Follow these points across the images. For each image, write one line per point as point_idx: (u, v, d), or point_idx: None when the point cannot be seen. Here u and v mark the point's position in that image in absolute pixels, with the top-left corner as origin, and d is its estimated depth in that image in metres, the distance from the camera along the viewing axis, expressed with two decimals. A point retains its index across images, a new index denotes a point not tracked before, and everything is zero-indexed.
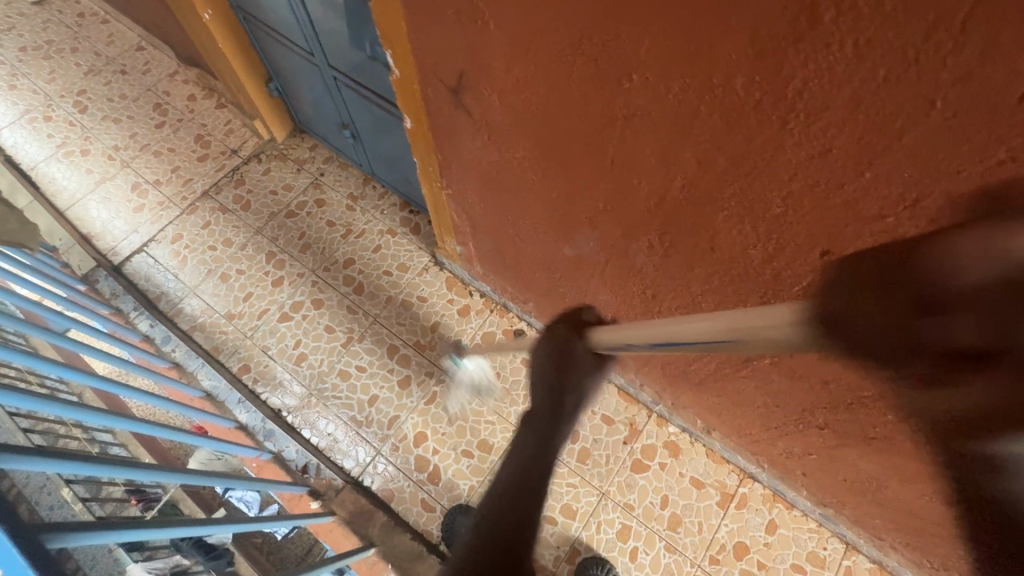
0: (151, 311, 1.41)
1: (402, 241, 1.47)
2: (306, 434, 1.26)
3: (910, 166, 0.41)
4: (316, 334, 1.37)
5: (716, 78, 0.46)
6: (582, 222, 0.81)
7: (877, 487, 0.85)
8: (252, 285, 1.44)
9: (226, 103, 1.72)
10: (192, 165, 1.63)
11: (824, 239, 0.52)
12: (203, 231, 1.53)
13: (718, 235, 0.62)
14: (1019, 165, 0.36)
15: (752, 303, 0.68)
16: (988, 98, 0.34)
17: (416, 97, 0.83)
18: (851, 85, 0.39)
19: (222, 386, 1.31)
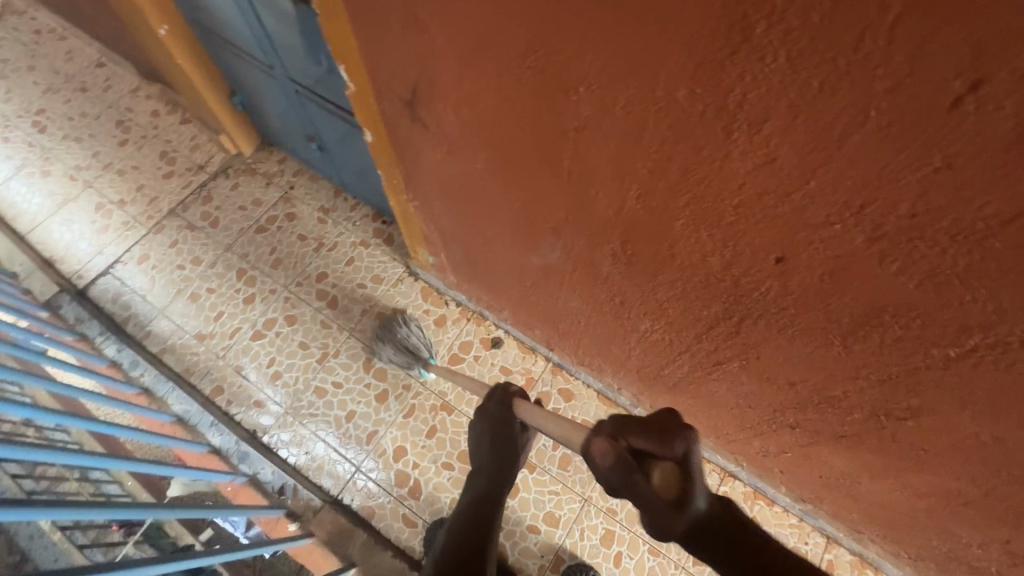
0: (118, 335, 1.37)
1: (376, 253, 1.45)
2: (283, 454, 1.24)
3: (851, 174, 0.41)
4: (291, 351, 1.35)
5: (659, 90, 0.46)
6: (547, 231, 0.80)
7: (850, 482, 0.86)
8: (223, 303, 1.41)
9: (190, 117, 1.68)
10: (158, 182, 1.59)
11: (777, 246, 0.52)
12: (171, 250, 1.49)
13: (677, 243, 0.62)
14: (954, 172, 0.36)
15: (715, 307, 0.68)
16: (920, 107, 0.34)
17: (374, 111, 0.82)
18: (789, 96, 0.39)
19: (194, 409, 1.27)
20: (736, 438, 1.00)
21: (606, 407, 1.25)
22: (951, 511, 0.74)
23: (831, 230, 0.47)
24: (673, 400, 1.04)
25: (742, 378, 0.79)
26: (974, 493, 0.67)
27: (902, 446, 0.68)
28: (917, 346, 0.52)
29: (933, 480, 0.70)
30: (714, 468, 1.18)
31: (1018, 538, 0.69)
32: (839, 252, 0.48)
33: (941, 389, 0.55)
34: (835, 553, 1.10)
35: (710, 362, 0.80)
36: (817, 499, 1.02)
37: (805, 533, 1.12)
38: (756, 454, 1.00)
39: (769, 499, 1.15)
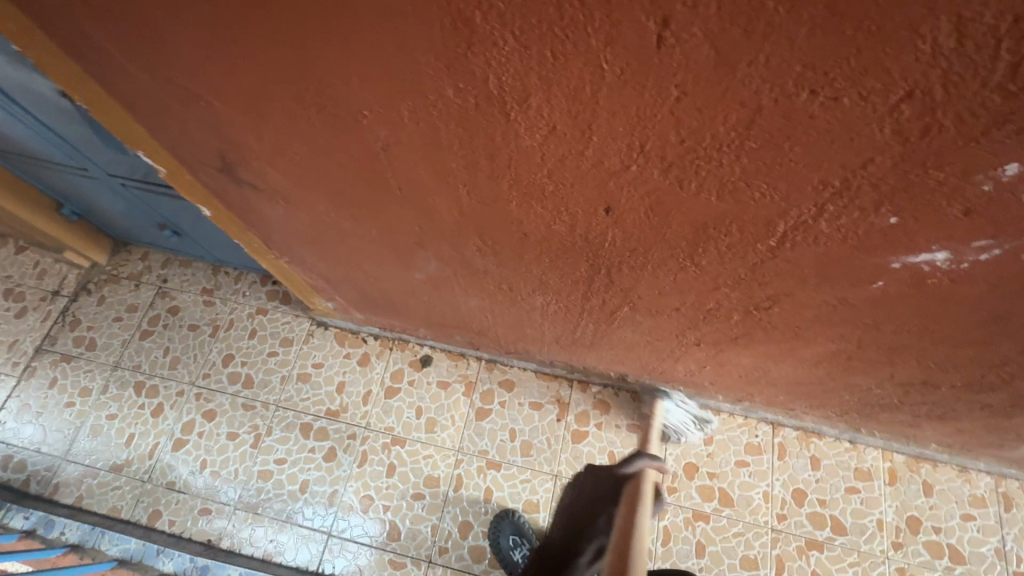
0: (20, 503, 1.22)
1: (276, 316, 1.39)
2: (247, 552, 1.18)
3: (619, 120, 0.44)
4: (221, 446, 1.27)
5: (431, 94, 0.46)
6: (412, 247, 0.80)
7: (763, 372, 0.93)
8: (130, 425, 1.30)
9: (25, 243, 1.50)
10: (10, 325, 1.42)
11: (601, 199, 0.55)
12: (52, 389, 1.35)
13: (523, 222, 0.63)
14: (690, 97, 0.39)
15: (585, 267, 0.71)
16: (637, 51, 0.37)
17: (196, 185, 0.78)
18: (534, 70, 0.40)
19: (134, 545, 1.17)
20: (665, 369, 1.05)
21: (548, 382, 1.28)
22: (843, 367, 0.82)
23: (631, 172, 0.50)
24: (598, 355, 1.07)
25: (638, 318, 0.83)
26: (850, 347, 0.75)
27: (780, 329, 0.74)
28: (745, 247, 0.56)
29: (817, 348, 0.78)
30: None
31: (898, 370, 0.78)
32: (648, 189, 0.51)
33: (782, 274, 0.60)
34: (783, 435, 1.20)
35: (608, 314, 0.84)
36: (750, 396, 1.10)
37: (753, 427, 1.21)
38: (686, 376, 1.06)
39: (715, 410, 1.23)
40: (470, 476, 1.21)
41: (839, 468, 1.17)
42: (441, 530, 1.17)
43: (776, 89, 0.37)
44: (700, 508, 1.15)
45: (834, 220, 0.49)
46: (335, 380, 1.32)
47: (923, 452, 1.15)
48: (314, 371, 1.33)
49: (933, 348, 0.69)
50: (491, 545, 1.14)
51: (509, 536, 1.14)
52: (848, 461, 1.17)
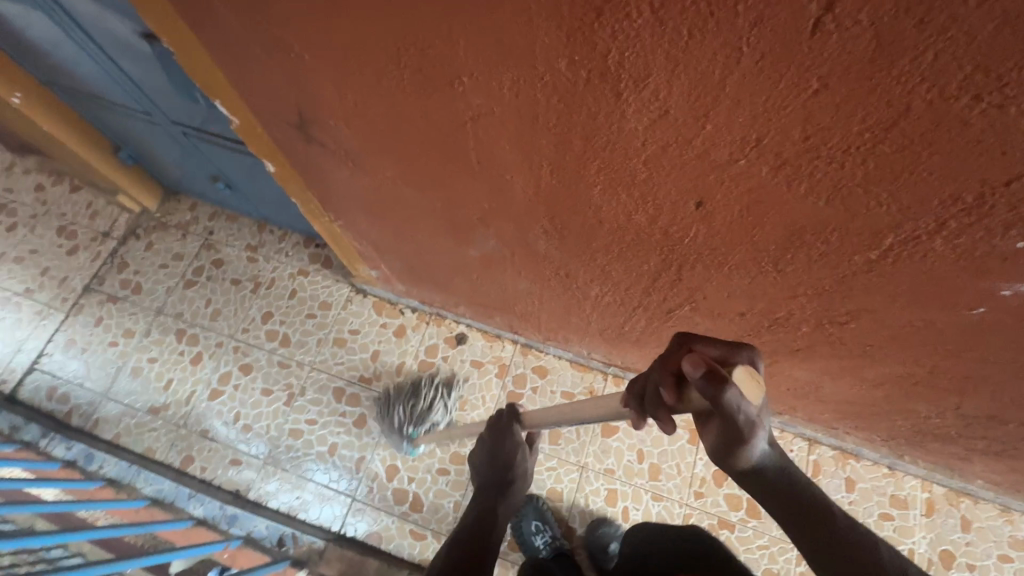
0: (63, 432, 1.27)
1: (317, 279, 1.40)
2: (274, 506, 1.21)
3: (740, 109, 0.41)
4: (255, 400, 1.29)
5: (540, 65, 0.44)
6: (475, 223, 0.79)
7: (816, 388, 0.91)
8: (169, 370, 1.33)
9: (80, 183, 1.53)
10: (61, 262, 1.46)
11: (694, 192, 0.52)
12: (97, 328, 1.39)
13: (600, 209, 0.61)
14: (831, 90, 0.37)
15: (654, 262, 0.69)
16: (787, 34, 0.34)
17: (266, 140, 0.78)
18: (662, 48, 0.38)
19: (167, 486, 1.21)
20: None
21: (582, 373, 1.27)
22: (905, 392, 0.79)
23: (736, 167, 0.47)
24: (641, 352, 1.05)
25: (696, 319, 0.81)
26: (921, 372, 0.71)
27: (849, 346, 0.71)
28: (840, 257, 0.54)
29: (884, 369, 0.75)
30: None
31: (966, 401, 0.75)
32: (750, 187, 0.49)
33: (871, 289, 0.57)
34: (819, 452, 1.17)
35: (665, 312, 0.82)
36: (792, 410, 1.07)
37: (789, 441, 1.18)
38: None
39: None
40: None
41: (874, 492, 1.14)
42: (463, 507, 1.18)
43: (933, 89, 0.34)
44: (725, 516, 1.14)
45: (951, 239, 0.46)
46: (370, 348, 1.33)
47: (966, 486, 1.11)
48: (350, 337, 1.34)
49: (1016, 383, 0.65)
50: (512, 528, 1.14)
51: (531, 521, 1.13)
52: (885, 487, 1.14)
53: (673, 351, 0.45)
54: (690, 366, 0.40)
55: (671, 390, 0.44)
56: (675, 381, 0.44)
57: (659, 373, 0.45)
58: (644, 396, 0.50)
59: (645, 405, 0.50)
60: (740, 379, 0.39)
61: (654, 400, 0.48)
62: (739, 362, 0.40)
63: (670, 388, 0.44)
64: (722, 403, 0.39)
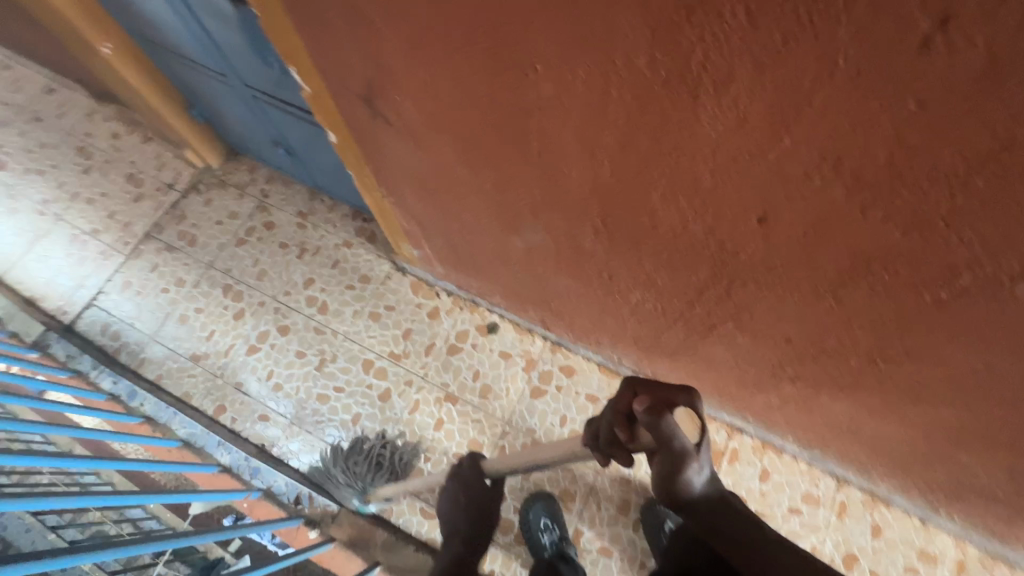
0: (112, 367, 1.35)
1: (360, 251, 1.43)
2: (294, 464, 1.25)
3: (825, 125, 0.39)
4: (288, 361, 1.34)
5: (619, 61, 0.44)
6: (525, 214, 0.79)
7: (856, 425, 0.87)
8: (213, 322, 1.39)
9: (152, 135, 1.61)
10: (128, 207, 1.54)
11: (758, 207, 0.51)
12: (152, 273, 1.46)
13: (656, 213, 0.60)
14: (930, 114, 0.35)
15: (704, 274, 0.67)
16: (892, 49, 0.32)
17: (333, 111, 0.80)
18: (751, 54, 0.37)
19: (199, 431, 1.28)
20: (740, 395, 1.01)
21: (609, 377, 1.26)
22: (954, 443, 0.75)
23: (810, 185, 0.45)
24: (673, 364, 1.03)
25: (738, 338, 0.79)
26: (976, 424, 0.67)
27: (900, 386, 0.68)
28: (907, 291, 0.51)
29: (934, 414, 0.71)
30: (722, 425, 1.19)
31: (1021, 461, 0.70)
32: (821, 207, 0.47)
33: (935, 330, 0.54)
34: (847, 493, 1.12)
35: (706, 326, 0.80)
36: (825, 444, 1.03)
37: (816, 477, 1.14)
38: (761, 408, 1.01)
39: (778, 449, 1.16)
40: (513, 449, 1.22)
41: (902, 543, 1.08)
42: None
43: None
44: None
45: None
46: (403, 325, 1.35)
47: (1004, 552, 1.04)
48: (385, 312, 1.37)
49: None
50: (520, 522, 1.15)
51: (541, 518, 1.11)
52: (914, 539, 1.08)
53: (621, 396, 0.51)
54: (638, 405, 0.47)
55: (623, 429, 0.50)
56: (626, 420, 0.50)
57: (611, 415, 0.51)
58: (599, 438, 0.56)
59: (599, 444, 0.55)
60: (680, 419, 0.46)
61: (608, 443, 0.53)
62: (679, 404, 0.47)
63: (623, 426, 0.50)
64: (665, 436, 0.45)
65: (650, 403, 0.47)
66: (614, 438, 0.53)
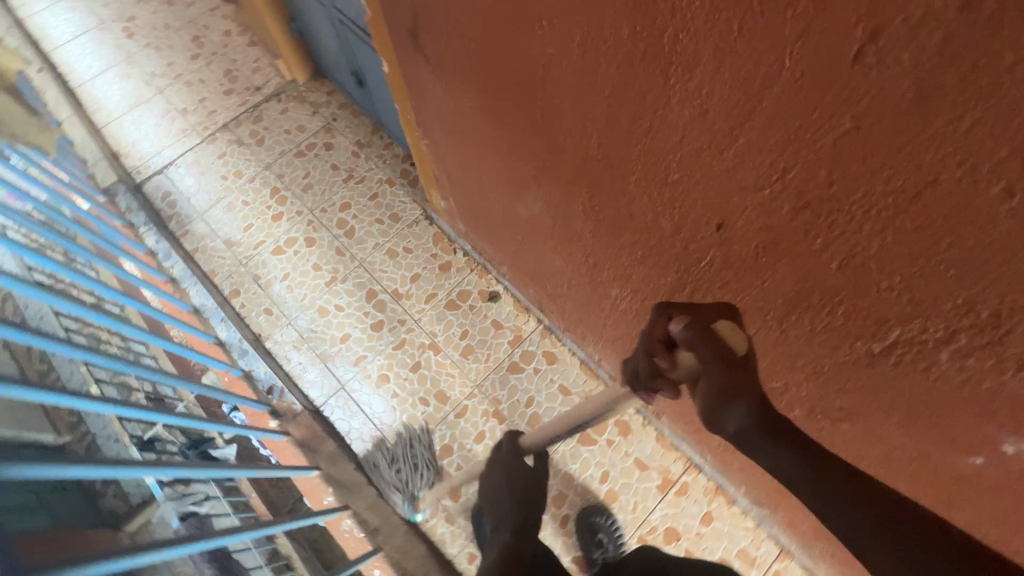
0: (160, 228, 1.51)
1: (398, 192, 1.50)
2: (279, 359, 1.34)
3: (773, 131, 0.40)
4: (305, 270, 1.44)
5: (607, 27, 0.46)
6: (529, 180, 0.82)
7: None
8: (254, 216, 1.52)
9: (257, 40, 1.75)
10: (217, 98, 1.69)
11: (716, 211, 0.51)
12: (219, 160, 1.61)
13: (633, 201, 0.62)
14: (862, 135, 0.34)
15: (670, 278, 0.67)
16: (829, 55, 0.32)
17: (388, 40, 0.85)
18: (713, 39, 0.38)
19: (210, 304, 1.40)
20: None
21: (586, 376, 1.26)
22: None
23: (760, 196, 0.45)
24: None
25: None
26: None
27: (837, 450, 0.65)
28: (843, 337, 0.50)
29: None
30: (681, 457, 1.17)
31: None
32: (769, 222, 0.47)
33: (869, 390, 0.52)
34: (786, 564, 1.08)
35: None
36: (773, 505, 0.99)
37: (759, 538, 1.10)
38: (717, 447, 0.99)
39: (730, 498, 1.13)
40: (474, 412, 1.25)
41: None
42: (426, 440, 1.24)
43: (965, 165, 0.31)
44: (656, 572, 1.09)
45: (958, 357, 0.41)
46: (414, 270, 1.41)
47: None
48: (402, 253, 1.43)
49: None
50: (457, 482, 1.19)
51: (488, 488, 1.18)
52: None
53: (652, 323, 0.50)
54: (673, 325, 0.47)
55: (661, 355, 0.49)
56: (665, 347, 0.49)
57: (646, 345, 0.50)
58: (638, 376, 0.54)
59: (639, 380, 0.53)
60: (723, 330, 0.46)
61: (652, 376, 0.51)
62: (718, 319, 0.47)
63: (662, 354, 0.49)
64: (709, 347, 0.45)
65: (685, 322, 0.47)
66: (653, 370, 0.51)
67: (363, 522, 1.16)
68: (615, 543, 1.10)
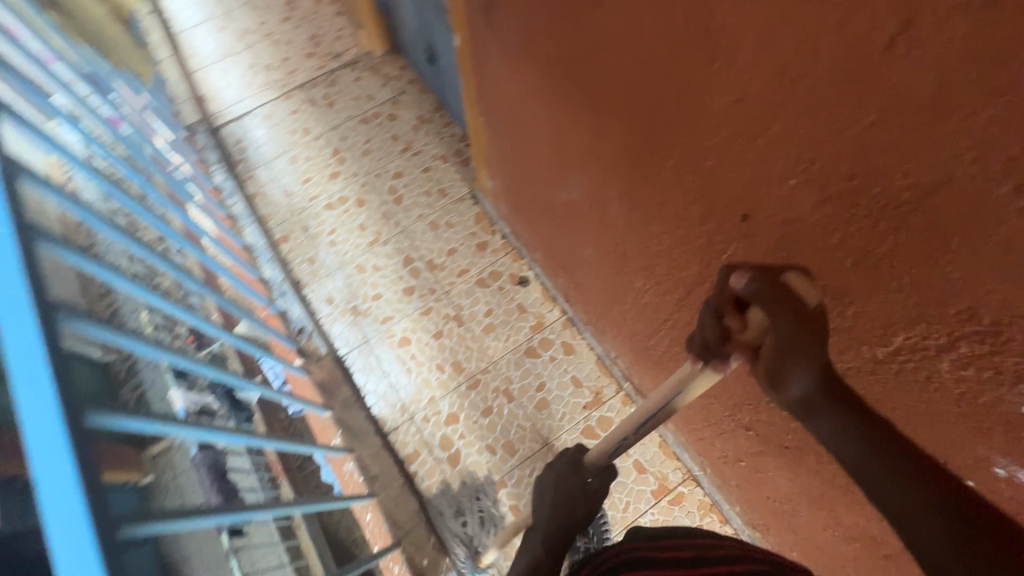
0: (228, 169, 1.62)
1: (450, 169, 1.56)
2: (314, 304, 1.42)
3: (804, 121, 0.42)
4: (350, 228, 1.52)
5: (664, 9, 0.49)
6: (574, 163, 0.85)
7: (793, 510, 0.83)
8: (314, 172, 1.61)
9: (344, 11, 1.86)
10: (299, 59, 1.80)
11: (743, 201, 0.53)
12: (291, 116, 1.71)
13: (668, 187, 0.64)
14: (886, 127, 0.36)
15: (693, 270, 0.69)
16: (861, 45, 0.34)
17: (463, 14, 0.90)
18: (758, 24, 0.41)
19: (261, 244, 1.49)
20: (703, 436, 1.00)
21: (600, 372, 1.27)
22: (874, 563, 0.70)
23: (786, 187, 0.47)
24: (656, 377, 1.04)
25: None
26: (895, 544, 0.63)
27: (835, 466, 0.65)
28: (849, 341, 0.51)
29: (860, 517, 0.67)
30: (681, 467, 1.17)
31: None
32: (791, 215, 0.48)
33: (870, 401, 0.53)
34: None
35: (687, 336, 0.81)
36: (765, 528, 0.98)
37: None
38: (718, 459, 0.99)
39: (723, 517, 1.12)
40: (485, 387, 1.29)
41: None
42: (437, 404, 1.28)
43: (979, 162, 0.32)
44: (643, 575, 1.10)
45: (959, 367, 0.41)
46: (452, 244, 1.46)
47: None
48: (443, 226, 1.49)
49: None
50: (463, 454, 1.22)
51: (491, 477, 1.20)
52: None
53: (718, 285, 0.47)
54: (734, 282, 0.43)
55: (731, 316, 0.46)
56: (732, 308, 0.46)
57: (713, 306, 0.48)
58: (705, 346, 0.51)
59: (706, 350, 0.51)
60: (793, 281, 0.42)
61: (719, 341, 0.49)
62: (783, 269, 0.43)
63: (731, 314, 0.46)
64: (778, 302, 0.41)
65: (753, 275, 0.42)
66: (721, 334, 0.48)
67: (364, 468, 1.21)
68: (599, 535, 1.10)
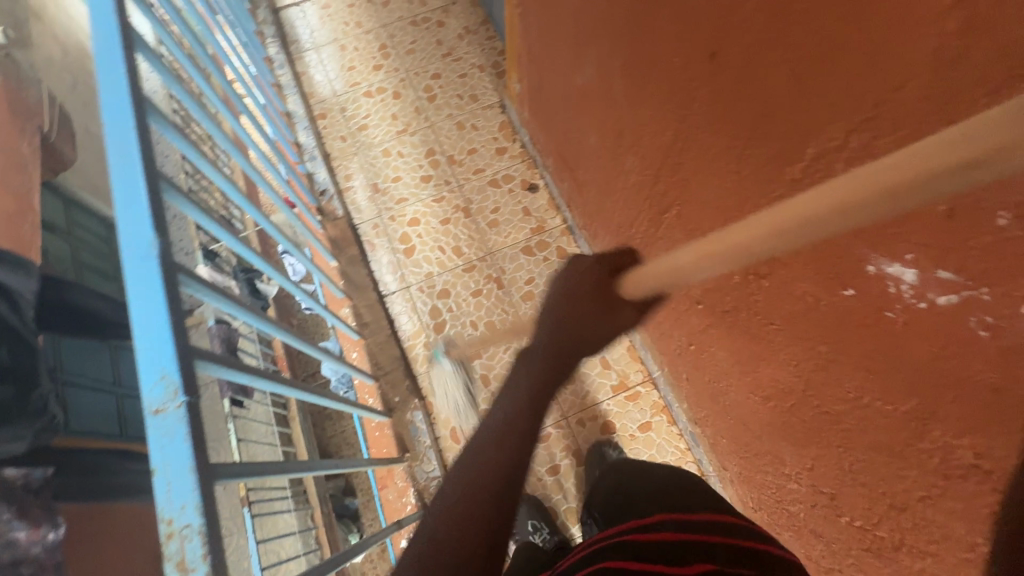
0: (282, 45, 1.73)
1: (485, 79, 1.64)
2: (337, 173, 1.55)
3: None
4: (383, 116, 1.62)
5: None
6: (590, 40, 0.92)
7: (727, 388, 0.92)
8: (359, 61, 1.71)
9: None
10: None
11: (714, 37, 0.61)
12: (346, 9, 1.81)
13: (660, 42, 0.72)
14: None
15: (672, 131, 0.77)
16: None
17: None
18: None
19: (301, 113, 1.61)
20: (664, 329, 1.08)
21: None
22: (780, 420, 0.78)
23: (745, 11, 0.54)
24: None
25: (676, 233, 0.87)
26: (797, 388, 0.71)
27: (759, 317, 0.73)
28: (778, 166, 0.58)
29: (775, 369, 0.75)
30: (643, 370, 1.27)
31: (820, 457, 0.72)
32: (748, 38, 0.55)
33: None
34: None
35: (659, 211, 0.90)
36: (704, 420, 1.07)
37: (685, 459, 1.18)
38: (674, 351, 1.08)
39: (672, 418, 1.22)
40: (477, 272, 1.39)
41: None
42: (432, 279, 1.39)
43: None
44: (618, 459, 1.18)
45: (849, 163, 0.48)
46: (474, 144, 1.55)
47: None
48: (469, 128, 1.57)
49: (856, 439, 0.63)
50: (449, 325, 1.34)
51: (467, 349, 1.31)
52: None
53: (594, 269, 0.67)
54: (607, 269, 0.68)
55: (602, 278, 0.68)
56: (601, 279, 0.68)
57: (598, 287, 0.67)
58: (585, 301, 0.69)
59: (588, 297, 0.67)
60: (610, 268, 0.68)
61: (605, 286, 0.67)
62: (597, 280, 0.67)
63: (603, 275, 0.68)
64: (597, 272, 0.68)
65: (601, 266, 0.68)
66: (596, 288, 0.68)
67: (358, 315, 1.35)
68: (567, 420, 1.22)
